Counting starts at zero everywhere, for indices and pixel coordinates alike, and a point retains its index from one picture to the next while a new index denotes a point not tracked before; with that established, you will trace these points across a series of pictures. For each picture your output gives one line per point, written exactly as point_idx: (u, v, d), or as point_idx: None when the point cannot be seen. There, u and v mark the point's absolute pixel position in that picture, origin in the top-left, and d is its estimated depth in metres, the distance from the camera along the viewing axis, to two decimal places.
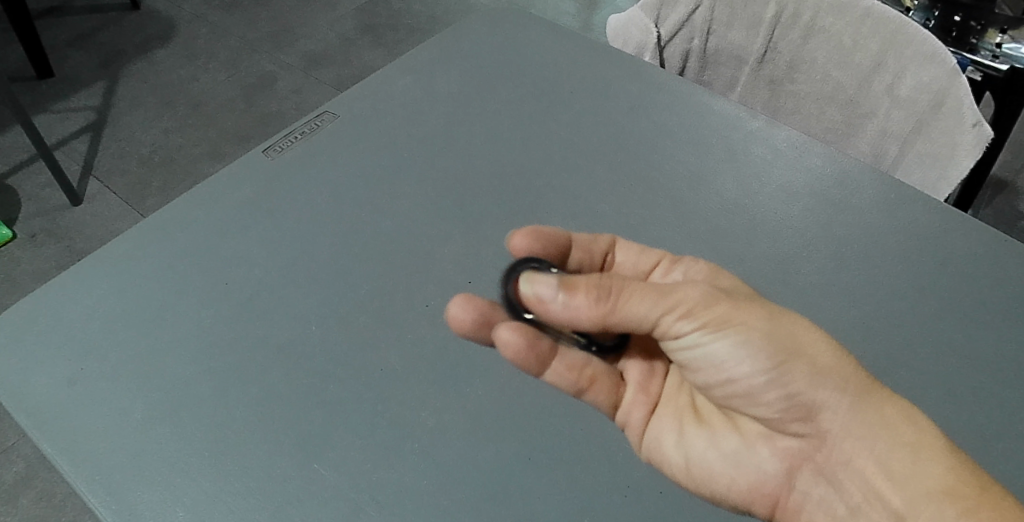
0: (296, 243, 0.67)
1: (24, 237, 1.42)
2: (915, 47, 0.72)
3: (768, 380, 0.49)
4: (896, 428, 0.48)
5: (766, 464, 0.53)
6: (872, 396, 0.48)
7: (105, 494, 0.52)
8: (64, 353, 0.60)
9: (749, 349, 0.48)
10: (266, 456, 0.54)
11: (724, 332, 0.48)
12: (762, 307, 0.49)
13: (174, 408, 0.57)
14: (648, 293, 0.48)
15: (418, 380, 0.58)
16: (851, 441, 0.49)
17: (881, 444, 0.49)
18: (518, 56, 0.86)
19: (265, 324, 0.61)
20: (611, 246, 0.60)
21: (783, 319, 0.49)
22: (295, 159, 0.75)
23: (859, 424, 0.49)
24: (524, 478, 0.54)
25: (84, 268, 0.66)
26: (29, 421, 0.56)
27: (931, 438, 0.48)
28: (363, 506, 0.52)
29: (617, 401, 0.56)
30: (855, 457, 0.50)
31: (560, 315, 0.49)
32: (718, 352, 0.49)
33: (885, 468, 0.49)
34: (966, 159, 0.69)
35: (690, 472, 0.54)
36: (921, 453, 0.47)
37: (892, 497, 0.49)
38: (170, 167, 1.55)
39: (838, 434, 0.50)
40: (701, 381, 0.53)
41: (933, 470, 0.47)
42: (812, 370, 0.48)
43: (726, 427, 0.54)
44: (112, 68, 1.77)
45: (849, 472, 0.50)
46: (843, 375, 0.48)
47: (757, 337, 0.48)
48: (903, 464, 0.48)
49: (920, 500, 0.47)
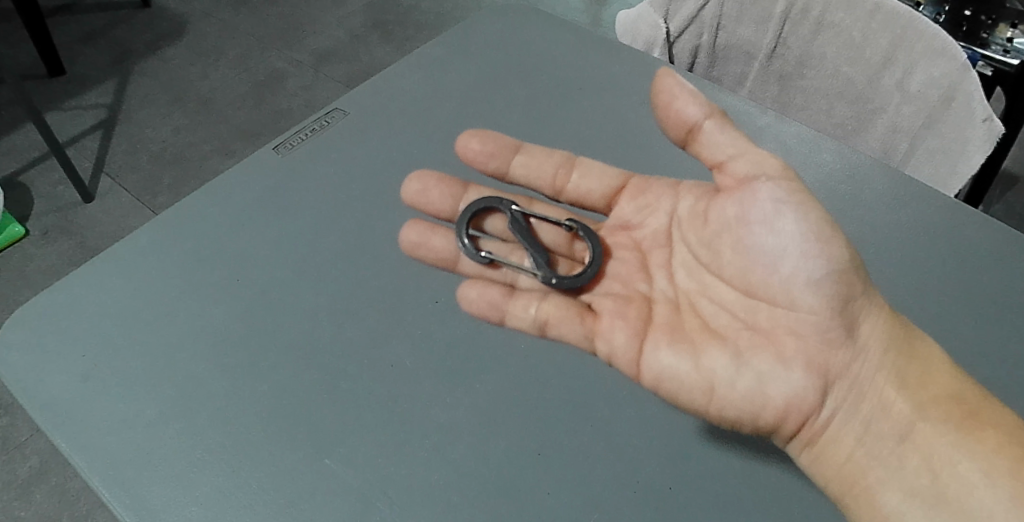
0: (308, 240, 0.68)
1: (37, 234, 1.43)
2: (925, 42, 0.72)
3: (828, 272, 0.52)
4: (912, 343, 0.53)
5: (799, 380, 0.52)
6: (893, 311, 0.54)
7: (120, 489, 0.53)
8: (77, 350, 0.61)
9: (819, 234, 0.52)
10: (278, 452, 0.55)
11: (805, 208, 0.52)
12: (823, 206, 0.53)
13: (186, 403, 0.57)
14: (744, 139, 0.54)
15: (428, 375, 0.59)
16: (882, 352, 0.53)
17: (900, 358, 0.53)
18: (528, 52, 0.87)
19: (277, 320, 0.62)
20: (567, 162, 0.67)
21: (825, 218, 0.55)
22: (307, 155, 0.75)
23: (887, 334, 0.53)
24: (532, 474, 0.54)
25: (96, 264, 0.67)
26: (44, 416, 0.57)
27: (937, 353, 0.53)
28: (374, 501, 0.53)
29: (588, 332, 0.58)
30: (877, 372, 0.53)
31: (672, 114, 0.55)
32: (788, 231, 0.52)
33: (899, 377, 0.52)
34: (977, 154, 0.70)
35: (718, 389, 0.52)
36: (931, 365, 0.53)
37: (900, 406, 0.52)
38: (181, 164, 1.56)
39: (868, 343, 0.53)
40: (743, 285, 0.55)
41: (942, 376, 0.52)
42: (861, 275, 0.52)
43: (752, 347, 0.53)
44: (123, 66, 1.78)
45: (867, 385, 0.53)
46: (871, 286, 0.53)
47: (825, 224, 0.52)
48: (913, 373, 0.53)
49: (928, 404, 0.52)
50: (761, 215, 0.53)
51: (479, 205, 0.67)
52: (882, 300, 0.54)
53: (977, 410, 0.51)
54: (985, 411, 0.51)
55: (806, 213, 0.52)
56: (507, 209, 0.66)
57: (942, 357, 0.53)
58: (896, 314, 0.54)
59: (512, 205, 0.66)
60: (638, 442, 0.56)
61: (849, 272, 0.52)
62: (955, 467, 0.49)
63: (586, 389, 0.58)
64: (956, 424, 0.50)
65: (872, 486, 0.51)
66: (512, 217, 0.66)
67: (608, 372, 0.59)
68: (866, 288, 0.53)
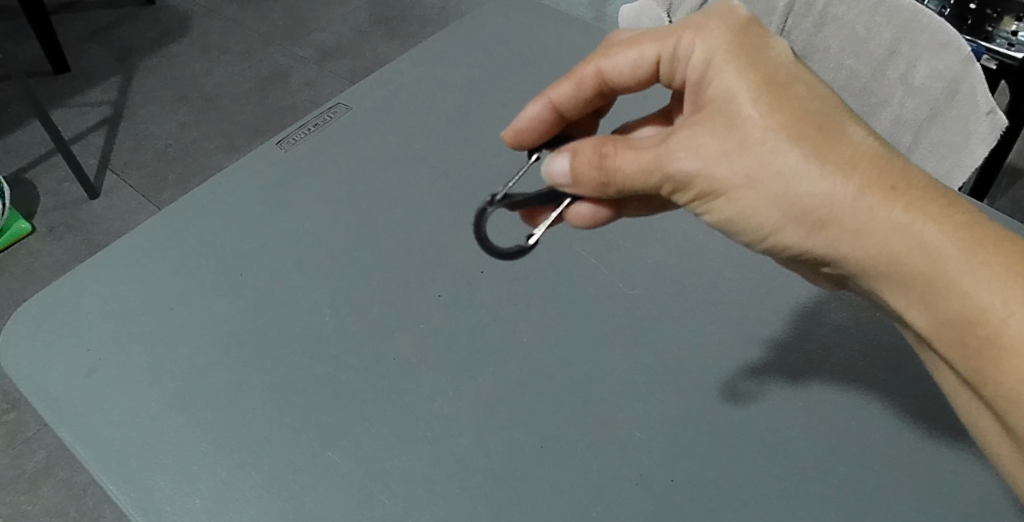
0: (311, 235, 0.68)
1: (44, 231, 1.44)
2: (930, 33, 0.71)
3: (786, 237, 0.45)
4: (914, 260, 0.41)
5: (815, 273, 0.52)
6: (878, 222, 0.41)
7: (124, 481, 0.53)
8: (81, 345, 0.61)
9: (759, 203, 0.43)
10: (280, 444, 0.55)
11: (718, 197, 0.45)
12: (755, 157, 0.43)
13: (189, 397, 0.57)
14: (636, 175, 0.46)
15: (431, 368, 0.58)
16: (871, 281, 0.43)
17: (898, 282, 0.42)
18: (531, 46, 0.86)
19: (282, 312, 0.62)
20: (602, 76, 0.54)
21: (763, 155, 0.43)
22: (309, 150, 0.76)
23: (864, 268, 0.43)
24: (534, 467, 0.53)
25: (100, 259, 0.67)
26: (49, 410, 0.57)
27: (951, 265, 0.40)
28: (376, 494, 0.52)
29: None
30: (873, 290, 0.44)
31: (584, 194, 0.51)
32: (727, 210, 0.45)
33: (908, 299, 0.42)
34: (981, 147, 0.70)
35: None
36: (938, 283, 0.40)
37: (915, 323, 0.43)
38: (185, 160, 1.56)
39: (858, 275, 0.44)
40: None
41: (949, 299, 0.40)
42: (805, 223, 0.43)
43: None
44: (127, 62, 1.79)
45: (873, 300, 0.46)
46: (846, 212, 0.41)
47: (750, 195, 0.43)
48: (915, 299, 0.42)
49: (941, 326, 0.41)
50: (694, 207, 0.47)
51: (478, 227, 0.50)
52: (852, 222, 0.41)
53: (989, 342, 0.39)
54: (1005, 337, 0.38)
55: (724, 199, 0.44)
56: (505, 203, 0.50)
57: (953, 264, 0.40)
58: (899, 220, 0.41)
59: (494, 195, 0.51)
60: (640, 435, 0.54)
61: (779, 233, 0.44)
62: (984, 391, 0.40)
63: (588, 380, 0.57)
64: (960, 353, 0.41)
65: (934, 374, 0.47)
66: (514, 203, 0.51)
67: (610, 365, 0.58)
68: (817, 230, 0.42)
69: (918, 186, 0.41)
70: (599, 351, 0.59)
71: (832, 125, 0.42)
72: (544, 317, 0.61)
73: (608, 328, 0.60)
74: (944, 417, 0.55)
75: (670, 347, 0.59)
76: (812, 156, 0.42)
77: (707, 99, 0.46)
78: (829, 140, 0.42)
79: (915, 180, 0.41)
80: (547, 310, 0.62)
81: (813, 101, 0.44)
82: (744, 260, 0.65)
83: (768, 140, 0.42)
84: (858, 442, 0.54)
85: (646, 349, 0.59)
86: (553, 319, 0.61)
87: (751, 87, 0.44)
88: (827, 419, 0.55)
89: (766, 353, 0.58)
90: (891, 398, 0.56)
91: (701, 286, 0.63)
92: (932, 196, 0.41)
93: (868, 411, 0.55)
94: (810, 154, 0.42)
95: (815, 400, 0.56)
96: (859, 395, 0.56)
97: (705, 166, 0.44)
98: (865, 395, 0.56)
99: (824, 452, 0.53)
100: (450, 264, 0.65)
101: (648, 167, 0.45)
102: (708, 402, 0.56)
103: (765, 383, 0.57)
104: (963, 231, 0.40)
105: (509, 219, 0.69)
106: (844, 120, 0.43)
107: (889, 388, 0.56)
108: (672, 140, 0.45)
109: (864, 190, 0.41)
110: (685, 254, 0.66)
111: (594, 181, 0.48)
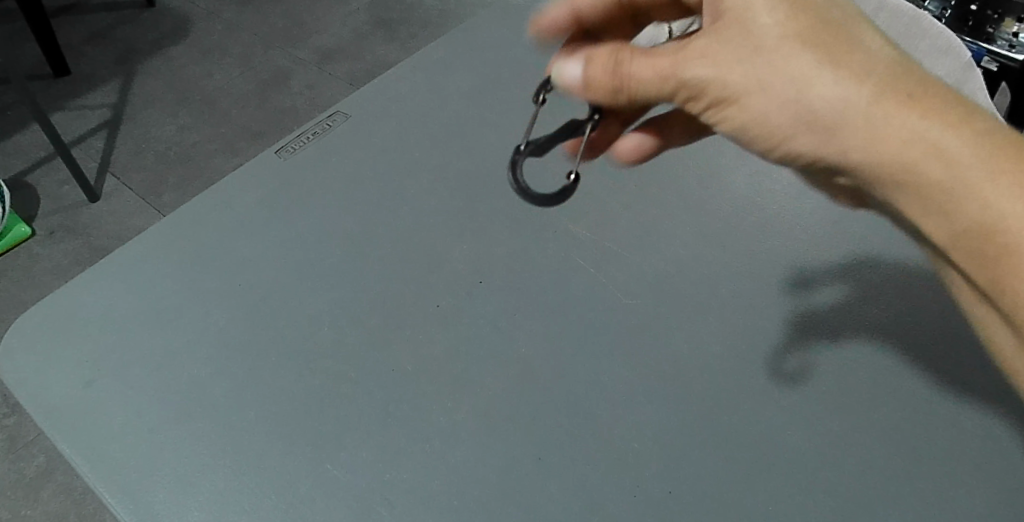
0: (309, 244, 0.68)
1: (44, 234, 1.44)
2: (930, 40, 0.71)
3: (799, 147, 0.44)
4: (928, 168, 0.40)
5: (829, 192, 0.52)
6: (893, 124, 0.40)
7: (123, 493, 0.53)
8: (81, 355, 0.61)
9: (774, 105, 0.42)
10: (278, 455, 0.54)
11: (729, 102, 0.44)
12: (767, 58, 0.42)
13: (188, 407, 0.57)
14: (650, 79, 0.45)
15: (429, 378, 0.58)
16: (884, 190, 0.43)
17: (912, 190, 0.41)
18: (530, 53, 0.86)
19: (279, 322, 0.62)
20: None
21: (779, 59, 0.42)
22: (308, 158, 0.76)
23: (878, 175, 0.42)
24: (532, 477, 0.53)
25: (100, 269, 0.67)
26: (48, 421, 0.57)
27: (968, 173, 0.39)
28: (375, 505, 0.52)
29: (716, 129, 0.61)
30: (888, 198, 0.44)
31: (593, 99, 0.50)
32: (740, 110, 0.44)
33: (920, 207, 0.42)
34: None
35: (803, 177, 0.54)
36: (950, 192, 0.40)
37: (930, 233, 0.43)
38: (186, 163, 1.56)
39: (871, 183, 0.43)
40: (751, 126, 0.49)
41: (967, 204, 0.39)
42: (819, 128, 0.42)
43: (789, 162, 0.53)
44: (127, 65, 1.79)
45: (889, 211, 0.46)
46: (863, 113, 0.40)
47: (763, 99, 0.43)
48: (927, 206, 0.41)
49: (955, 233, 0.41)
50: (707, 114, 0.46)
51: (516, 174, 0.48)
52: (864, 130, 0.41)
53: (1006, 250, 0.38)
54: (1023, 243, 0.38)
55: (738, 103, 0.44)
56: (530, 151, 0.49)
57: (971, 170, 0.39)
58: (915, 125, 0.40)
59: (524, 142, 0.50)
60: (638, 445, 0.54)
61: (792, 141, 0.44)
62: (1003, 298, 0.40)
63: (586, 390, 0.57)
64: (977, 263, 0.40)
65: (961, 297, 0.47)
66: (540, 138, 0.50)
67: (609, 375, 0.58)
68: (831, 136, 0.42)
69: (935, 93, 0.41)
70: (597, 361, 0.59)
71: (847, 33, 0.42)
72: (541, 326, 0.61)
73: (607, 337, 0.60)
74: (943, 427, 0.55)
75: (668, 356, 0.59)
76: (828, 61, 0.41)
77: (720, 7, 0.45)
78: (843, 44, 0.41)
79: (932, 87, 0.41)
80: (545, 319, 0.62)
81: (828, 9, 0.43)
82: (742, 268, 0.65)
83: (782, 44, 0.42)
84: (859, 453, 0.53)
85: (645, 359, 0.59)
86: (552, 328, 0.61)
87: None
88: (827, 430, 0.55)
89: (765, 362, 0.58)
90: (889, 408, 0.56)
91: (701, 294, 0.63)
92: (951, 104, 0.40)
93: (867, 420, 0.55)
94: (822, 58, 0.41)
95: (813, 410, 0.56)
96: (857, 404, 0.56)
97: (717, 69, 0.43)
98: (863, 404, 0.56)
99: (823, 462, 0.53)
100: (449, 274, 0.65)
101: (664, 71, 0.45)
102: (707, 412, 0.56)
103: (764, 392, 0.57)
104: (987, 137, 0.40)
105: (509, 228, 0.69)
106: (860, 30, 0.42)
107: (887, 397, 0.56)
108: (687, 45, 0.45)
109: (878, 96, 0.40)
110: (685, 261, 0.65)
111: (605, 85, 0.48)
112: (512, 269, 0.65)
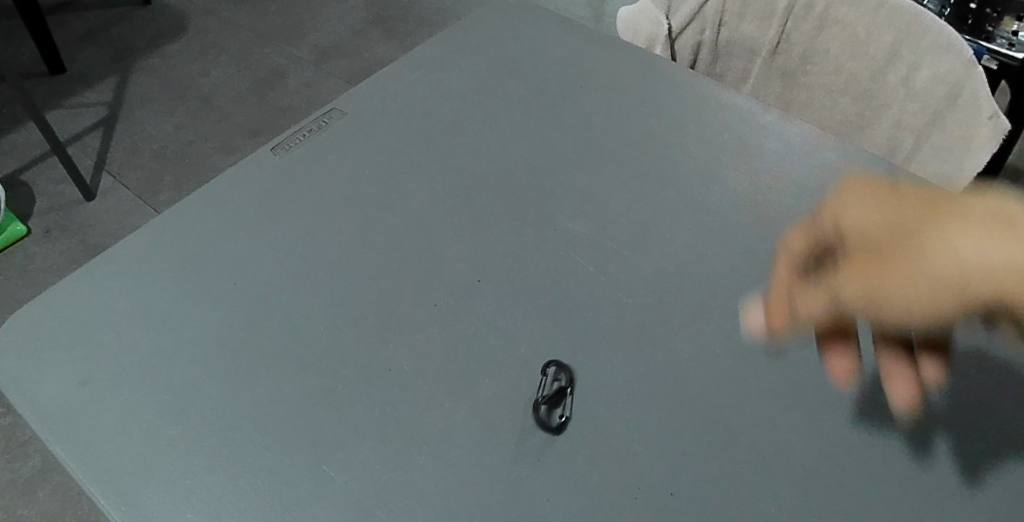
0: (305, 243, 0.67)
1: (39, 233, 1.43)
2: (931, 38, 0.71)
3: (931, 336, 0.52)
4: None
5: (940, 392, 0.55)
6: (1004, 273, 0.49)
7: (115, 496, 0.52)
8: (73, 355, 0.60)
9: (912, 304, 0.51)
10: (273, 457, 0.54)
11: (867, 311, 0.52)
12: (904, 269, 0.52)
13: (182, 408, 0.57)
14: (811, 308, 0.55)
15: (427, 380, 0.58)
16: (996, 296, 0.49)
17: (991, 289, 0.49)
18: (529, 50, 0.86)
19: (275, 322, 0.62)
20: None
21: (891, 272, 0.52)
22: (304, 156, 0.75)
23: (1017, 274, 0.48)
24: (530, 480, 0.52)
25: (94, 268, 0.66)
26: (40, 422, 0.57)
27: (992, 264, 0.49)
28: (371, 508, 0.51)
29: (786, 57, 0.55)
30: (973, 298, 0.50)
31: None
32: None
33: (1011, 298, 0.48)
34: (982, 152, 0.68)
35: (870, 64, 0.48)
36: None
37: (987, 294, 0.49)
38: (182, 162, 1.55)
39: (977, 300, 0.50)
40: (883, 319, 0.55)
41: None
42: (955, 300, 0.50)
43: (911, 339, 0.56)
44: (123, 63, 1.78)
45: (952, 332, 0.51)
46: (985, 274, 0.49)
47: (916, 287, 0.51)
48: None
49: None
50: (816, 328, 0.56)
51: None
52: (964, 269, 0.50)
53: None
54: None
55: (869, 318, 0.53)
56: None
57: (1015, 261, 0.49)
58: (991, 245, 0.50)
59: None
60: (638, 447, 0.53)
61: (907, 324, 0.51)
62: None
63: (586, 390, 0.56)
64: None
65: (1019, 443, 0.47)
66: None
67: (608, 376, 0.57)
68: (952, 295, 0.50)
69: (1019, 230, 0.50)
70: (596, 362, 0.58)
71: (936, 239, 0.52)
72: (540, 327, 0.60)
73: (607, 338, 0.60)
74: (948, 428, 0.54)
75: (668, 357, 0.58)
76: (967, 243, 0.51)
77: (856, 254, 0.55)
78: (930, 258, 0.51)
79: (997, 228, 0.51)
80: (544, 320, 0.61)
81: (894, 218, 0.57)
82: (743, 267, 0.64)
83: (925, 245, 0.52)
84: (861, 456, 0.53)
85: (645, 359, 0.58)
86: (550, 328, 0.60)
87: (873, 215, 0.58)
88: (829, 432, 0.54)
89: (766, 364, 0.58)
90: None
91: (701, 294, 0.62)
92: (986, 226, 0.52)
93: (870, 421, 0.54)
94: (971, 250, 0.51)
95: (816, 411, 0.55)
96: (860, 404, 0.55)
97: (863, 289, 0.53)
98: (866, 404, 0.55)
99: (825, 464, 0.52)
100: (447, 273, 0.64)
101: (828, 306, 0.54)
102: (708, 413, 0.55)
103: (765, 393, 0.56)
104: (979, 266, 0.50)
105: (508, 228, 0.68)
106: (934, 227, 0.54)
107: None
108: (829, 287, 0.54)
109: (972, 260, 0.50)
110: (684, 261, 0.65)
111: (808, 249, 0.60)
112: (510, 269, 0.65)
